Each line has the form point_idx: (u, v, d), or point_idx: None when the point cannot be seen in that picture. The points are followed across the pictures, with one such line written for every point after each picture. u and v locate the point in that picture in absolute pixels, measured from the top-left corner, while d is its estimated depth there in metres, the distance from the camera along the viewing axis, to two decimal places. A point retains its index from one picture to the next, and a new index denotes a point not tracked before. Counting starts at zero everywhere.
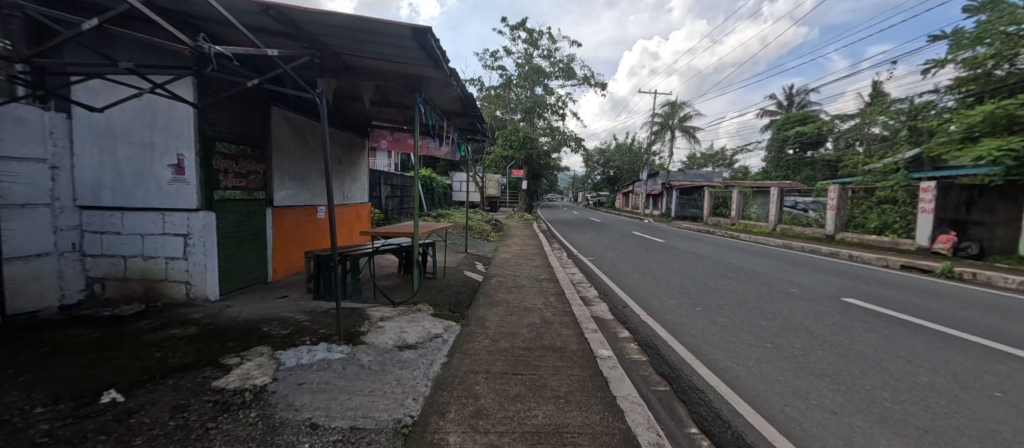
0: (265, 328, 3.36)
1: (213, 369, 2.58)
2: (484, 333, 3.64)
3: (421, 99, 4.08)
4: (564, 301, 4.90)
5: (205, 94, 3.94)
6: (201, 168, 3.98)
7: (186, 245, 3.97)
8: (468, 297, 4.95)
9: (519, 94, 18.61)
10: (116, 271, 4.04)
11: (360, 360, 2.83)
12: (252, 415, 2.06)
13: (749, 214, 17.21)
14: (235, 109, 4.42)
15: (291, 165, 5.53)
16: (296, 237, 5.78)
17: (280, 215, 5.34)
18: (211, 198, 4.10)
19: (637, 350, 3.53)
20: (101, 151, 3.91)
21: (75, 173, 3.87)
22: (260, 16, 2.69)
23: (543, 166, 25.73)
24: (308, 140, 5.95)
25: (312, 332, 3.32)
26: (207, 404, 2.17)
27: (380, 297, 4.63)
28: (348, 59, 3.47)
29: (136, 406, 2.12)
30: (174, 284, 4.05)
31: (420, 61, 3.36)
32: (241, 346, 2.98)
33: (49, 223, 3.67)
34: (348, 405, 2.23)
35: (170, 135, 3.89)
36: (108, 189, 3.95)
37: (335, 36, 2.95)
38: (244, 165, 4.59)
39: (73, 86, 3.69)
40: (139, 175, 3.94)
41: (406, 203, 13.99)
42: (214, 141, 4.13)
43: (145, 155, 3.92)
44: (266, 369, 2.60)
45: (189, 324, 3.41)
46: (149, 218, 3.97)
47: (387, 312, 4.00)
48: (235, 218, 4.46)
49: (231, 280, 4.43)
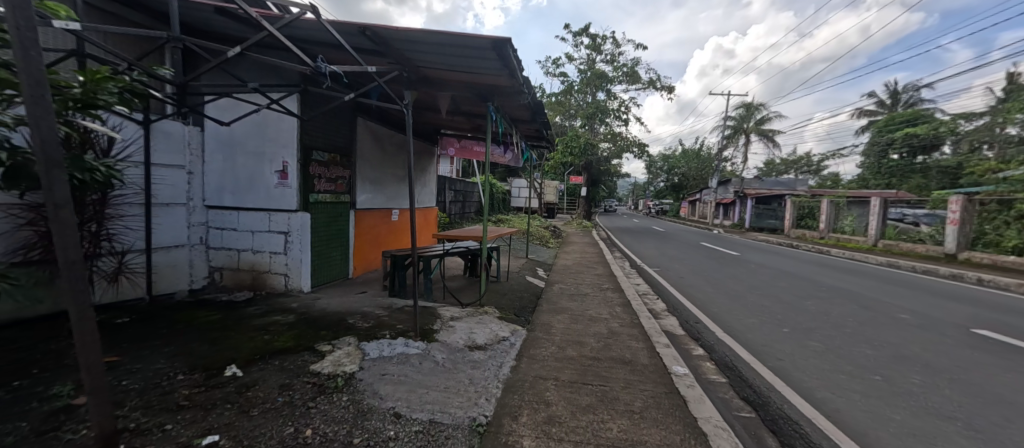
0: (350, 320, 3.67)
1: (310, 354, 2.88)
2: (550, 340, 3.64)
3: (493, 108, 4.20)
4: (633, 313, 4.70)
5: (307, 108, 4.44)
6: (301, 174, 4.47)
7: (286, 242, 4.50)
8: (531, 302, 4.98)
9: (580, 100, 18.44)
10: (231, 262, 4.67)
11: (434, 357, 2.97)
12: (344, 399, 2.29)
13: (842, 227, 15.25)
14: (329, 121, 4.93)
15: (371, 171, 6.01)
16: (374, 238, 6.25)
17: (361, 217, 5.82)
18: (308, 200, 4.58)
19: (715, 369, 3.30)
20: (223, 159, 4.56)
21: (205, 177, 4.56)
22: (358, 37, 2.98)
23: (604, 173, 25.13)
24: (385, 148, 6.41)
25: (391, 327, 3.56)
26: (307, 384, 2.43)
27: (449, 297, 4.81)
28: (428, 72, 3.67)
29: (251, 381, 2.43)
30: (275, 276, 4.59)
31: (495, 70, 3.45)
32: (330, 335, 3.28)
33: (184, 219, 4.36)
34: (426, 398, 2.36)
35: (277, 146, 4.43)
36: (227, 191, 4.59)
37: (419, 51, 3.15)
38: (334, 171, 5.09)
39: (206, 105, 4.38)
40: (251, 180, 4.52)
41: (468, 208, 14.44)
42: (311, 149, 4.63)
43: (256, 162, 4.49)
44: (353, 358, 2.84)
45: (288, 312, 3.84)
46: (258, 217, 4.54)
47: (457, 312, 4.16)
48: (325, 218, 4.95)
49: (319, 276, 4.92)
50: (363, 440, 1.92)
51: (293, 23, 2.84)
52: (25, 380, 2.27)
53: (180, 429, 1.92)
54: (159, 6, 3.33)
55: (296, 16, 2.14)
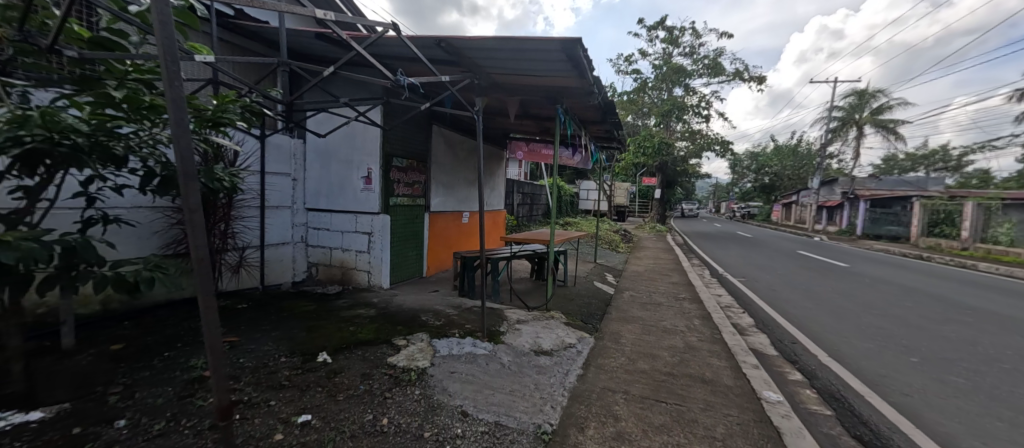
0: (423, 317, 3.88)
1: (388, 347, 3.09)
2: (619, 350, 3.47)
3: (561, 110, 4.16)
4: (714, 326, 4.30)
5: (388, 118, 4.81)
6: (383, 179, 4.86)
7: (369, 242, 4.92)
8: (600, 309, 4.81)
9: (655, 97, 17.45)
10: (324, 258, 5.23)
11: (500, 359, 3.01)
12: (417, 392, 2.41)
13: (994, 236, 12.36)
14: (407, 129, 5.28)
15: (445, 176, 6.31)
16: (446, 239, 6.56)
17: (434, 219, 6.14)
18: (388, 203, 4.96)
19: (817, 399, 2.86)
20: (319, 166, 5.13)
21: (306, 183, 5.17)
22: (434, 49, 3.14)
23: (681, 174, 23.49)
24: (457, 153, 6.70)
25: (460, 326, 3.68)
26: (385, 375, 2.61)
27: (516, 300, 4.85)
28: (497, 78, 3.75)
29: (338, 368, 2.68)
30: (360, 273, 5.04)
31: (564, 72, 3.41)
32: (405, 330, 3.49)
33: (289, 220, 5.00)
34: (492, 400, 2.39)
35: (363, 154, 4.88)
36: (322, 195, 5.15)
37: (489, 58, 3.23)
38: (411, 176, 5.45)
39: (307, 119, 4.98)
40: (342, 185, 5.02)
41: (536, 210, 14.49)
42: (391, 156, 5.01)
43: (345, 169, 4.98)
44: (425, 354, 2.99)
45: (370, 306, 4.18)
46: (346, 218, 5.03)
47: (524, 315, 4.17)
48: (403, 220, 5.31)
49: (397, 274, 5.29)
50: (432, 435, 2.00)
51: (379, 41, 3.08)
52: (173, 351, 2.77)
53: (281, 406, 2.18)
54: (272, 36, 3.86)
55: (380, 34, 2.31)
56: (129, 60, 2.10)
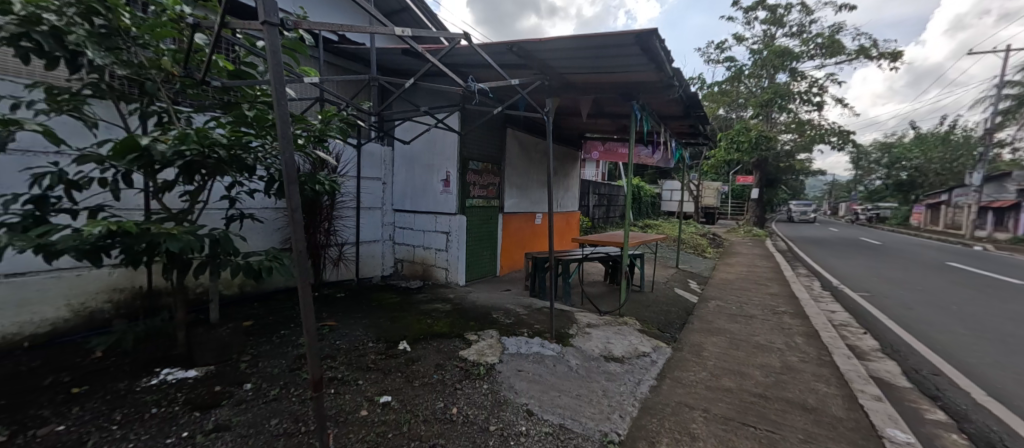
0: (494, 315, 4.00)
1: (460, 341, 3.25)
2: (700, 364, 3.19)
3: (638, 106, 3.97)
4: (821, 346, 3.71)
5: (465, 123, 5.07)
6: (460, 181, 5.15)
7: (447, 241, 5.24)
8: (679, 318, 4.47)
9: (752, 85, 15.62)
10: (408, 255, 5.68)
11: (568, 361, 2.97)
12: (485, 387, 2.50)
13: None
14: (482, 134, 5.51)
15: (518, 177, 6.43)
16: (519, 240, 6.67)
17: (508, 219, 6.29)
18: (464, 205, 5.23)
19: (963, 445, 2.31)
20: (405, 171, 5.59)
21: (394, 187, 5.68)
22: (506, 55, 3.23)
23: (785, 171, 20.67)
24: (531, 155, 6.77)
25: (529, 326, 3.72)
26: (456, 367, 2.76)
27: (587, 303, 4.73)
28: (570, 78, 3.72)
29: (415, 357, 2.90)
30: (438, 269, 5.39)
31: (640, 67, 3.24)
32: (477, 326, 3.64)
33: (379, 220, 5.54)
34: (558, 402, 2.38)
35: (442, 158, 5.21)
36: (407, 197, 5.60)
37: (561, 58, 3.21)
38: (486, 178, 5.66)
39: (395, 128, 5.46)
40: (424, 188, 5.41)
41: (612, 212, 13.97)
42: (467, 160, 5.27)
43: (427, 173, 5.36)
44: (494, 350, 3.09)
45: (446, 302, 4.44)
46: (427, 219, 5.41)
47: (595, 319, 4.06)
48: (478, 220, 5.55)
49: (472, 272, 5.55)
50: (497, 429, 2.06)
51: (455, 51, 3.26)
52: (287, 330, 3.26)
53: (367, 386, 2.44)
54: (366, 55, 4.32)
55: (454, 44, 2.44)
56: (258, 86, 2.54)
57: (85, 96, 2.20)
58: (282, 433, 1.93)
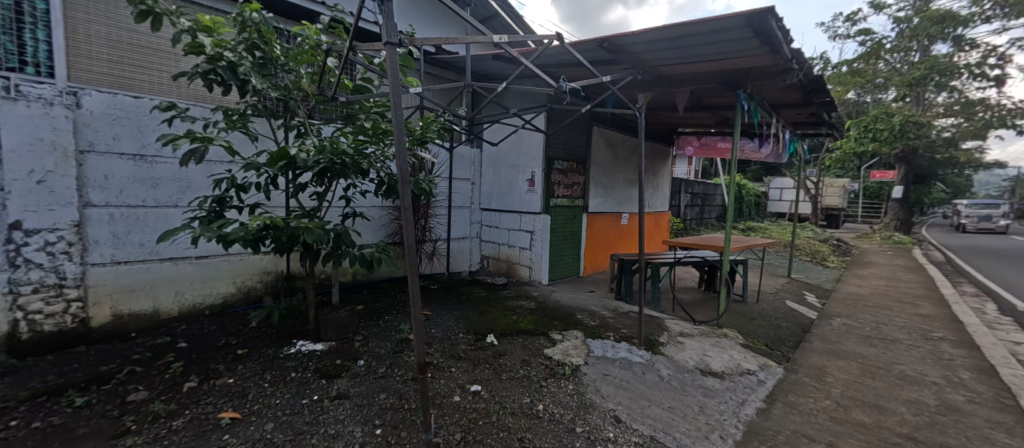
0: (579, 316, 3.95)
1: (545, 339, 3.29)
2: (821, 390, 2.76)
3: (746, 96, 3.56)
4: (999, 386, 2.93)
5: (551, 123, 5.10)
6: (545, 181, 5.20)
7: (531, 239, 5.34)
8: (792, 335, 3.91)
9: (895, 61, 12.89)
10: (493, 252, 5.90)
11: (659, 371, 2.80)
12: (570, 387, 2.49)
13: None
14: (567, 133, 5.48)
15: (604, 176, 6.25)
16: (603, 240, 6.48)
17: (592, 219, 6.15)
18: (548, 204, 5.27)
19: None
20: (492, 171, 5.81)
21: (481, 187, 5.94)
22: (596, 51, 3.17)
23: (942, 163, 16.69)
24: (618, 152, 6.53)
25: (615, 330, 3.59)
26: (542, 365, 2.79)
27: (679, 311, 4.40)
28: (664, 70, 3.49)
29: (502, 351, 3.01)
30: (522, 267, 5.51)
31: (750, 51, 2.91)
32: (561, 326, 3.64)
33: (468, 218, 5.85)
34: (648, 412, 2.27)
35: (528, 158, 5.31)
36: (493, 197, 5.82)
37: (656, 49, 3.04)
38: (571, 178, 5.62)
39: (484, 131, 5.71)
40: (510, 187, 5.58)
41: (707, 213, 12.76)
42: (553, 159, 5.29)
43: (513, 173, 5.51)
44: (580, 352, 3.05)
45: (530, 300, 4.52)
46: (512, 218, 5.56)
47: (689, 328, 3.76)
48: (562, 220, 5.54)
49: (555, 271, 5.57)
50: (584, 432, 2.04)
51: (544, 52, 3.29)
52: (391, 316, 3.64)
53: (459, 374, 2.61)
54: (460, 63, 4.59)
55: (545, 46, 2.47)
56: (373, 98, 2.88)
57: (248, 115, 2.72)
58: (389, 407, 2.17)
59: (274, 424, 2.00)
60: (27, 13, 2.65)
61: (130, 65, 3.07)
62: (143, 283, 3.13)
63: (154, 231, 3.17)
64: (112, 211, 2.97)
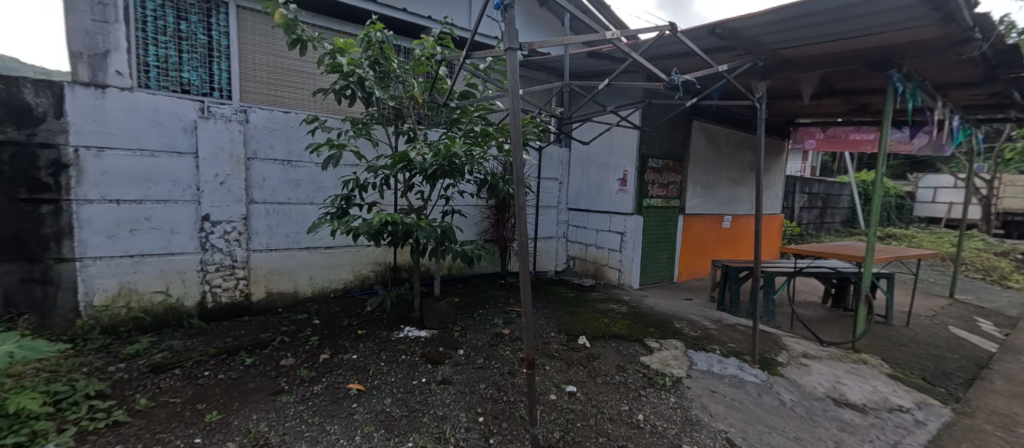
0: (677, 325, 3.69)
1: (641, 346, 3.13)
2: (1012, 443, 2.18)
3: (900, 77, 2.96)
4: None
5: (647, 120, 4.84)
6: (638, 180, 4.97)
7: (622, 241, 5.15)
8: (961, 369, 3.15)
9: None
10: (580, 253, 5.80)
11: (780, 395, 2.48)
12: (673, 400, 2.34)
13: None
14: (664, 129, 5.15)
15: (703, 175, 5.75)
16: (702, 245, 5.96)
17: (690, 222, 5.70)
18: (641, 205, 5.03)
19: None
20: (581, 170, 5.71)
21: (569, 186, 5.88)
22: (708, 38, 2.91)
23: None
24: (721, 148, 5.95)
25: (721, 343, 3.28)
26: (639, 373, 2.67)
27: (800, 328, 3.85)
28: (789, 53, 3.08)
29: (595, 354, 2.95)
30: (611, 270, 5.35)
31: (912, 23, 2.41)
32: (658, 334, 3.44)
33: (555, 218, 5.83)
34: (769, 439, 2.02)
35: (621, 157, 5.11)
36: (582, 197, 5.72)
37: (782, 31, 2.68)
38: (667, 176, 5.28)
39: (574, 130, 5.65)
40: (599, 187, 5.43)
41: (829, 216, 10.94)
42: (647, 158, 5.03)
43: (603, 173, 5.36)
44: (681, 363, 2.85)
45: (622, 304, 4.35)
46: (602, 218, 5.41)
47: (813, 350, 3.27)
48: (656, 222, 5.24)
49: (647, 275, 5.28)
50: None
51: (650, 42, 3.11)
52: (485, 310, 3.81)
53: (554, 372, 2.62)
54: (553, 63, 4.61)
55: (653, 37, 2.34)
56: (476, 103, 3.03)
57: (371, 123, 3.07)
58: (489, 397, 2.27)
59: (391, 399, 2.22)
60: (216, 49, 3.35)
61: (282, 85, 3.68)
62: (287, 268, 3.73)
63: (296, 224, 3.75)
64: (268, 207, 3.58)
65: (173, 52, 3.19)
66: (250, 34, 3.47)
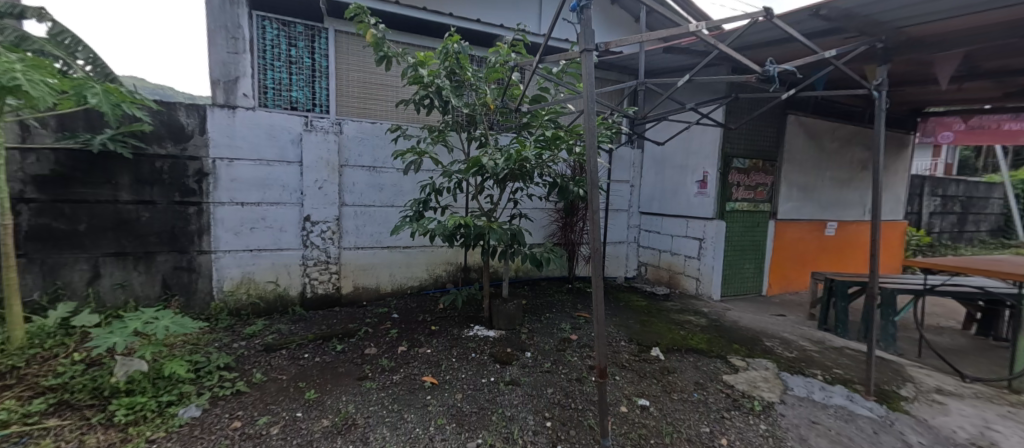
0: (767, 343, 3.31)
1: (724, 364, 2.87)
2: None
3: None
4: None
5: (732, 116, 4.44)
6: (721, 182, 4.57)
7: (701, 248, 4.78)
8: None
9: None
10: (653, 259, 5.49)
11: (903, 435, 2.09)
12: (762, 427, 2.10)
13: None
14: (752, 125, 4.68)
15: (800, 175, 5.11)
16: (798, 255, 5.29)
17: (783, 228, 5.08)
18: (724, 209, 4.62)
19: None
20: (655, 172, 5.41)
21: (642, 189, 5.60)
22: (811, 20, 2.58)
23: None
24: (823, 145, 5.23)
25: (823, 368, 2.87)
26: (722, 393, 2.44)
27: (931, 358, 3.22)
28: (918, 31, 2.60)
29: (671, 367, 2.77)
30: (688, 279, 4.99)
31: None
32: (744, 351, 3.12)
33: (626, 222, 5.60)
34: None
35: (701, 157, 4.75)
36: (655, 200, 5.41)
37: (910, 5, 2.27)
38: (755, 178, 4.79)
39: (648, 130, 5.37)
40: (675, 190, 5.09)
41: (971, 225, 9.00)
42: (732, 158, 4.61)
43: (680, 174, 5.02)
44: (773, 386, 2.55)
45: (700, 315, 4.03)
46: (678, 223, 5.07)
47: (951, 386, 2.70)
48: (741, 228, 4.77)
49: (729, 286, 4.83)
50: None
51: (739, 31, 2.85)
52: (552, 314, 3.79)
53: (625, 383, 2.51)
54: (626, 62, 4.46)
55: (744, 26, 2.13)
56: (547, 106, 3.03)
57: (446, 130, 3.23)
58: (557, 403, 2.25)
59: (462, 395, 2.31)
60: (317, 70, 3.81)
61: (371, 98, 4.05)
62: (371, 265, 4.08)
63: (380, 225, 4.09)
64: (356, 209, 3.96)
65: (285, 74, 3.71)
66: (345, 54, 3.88)
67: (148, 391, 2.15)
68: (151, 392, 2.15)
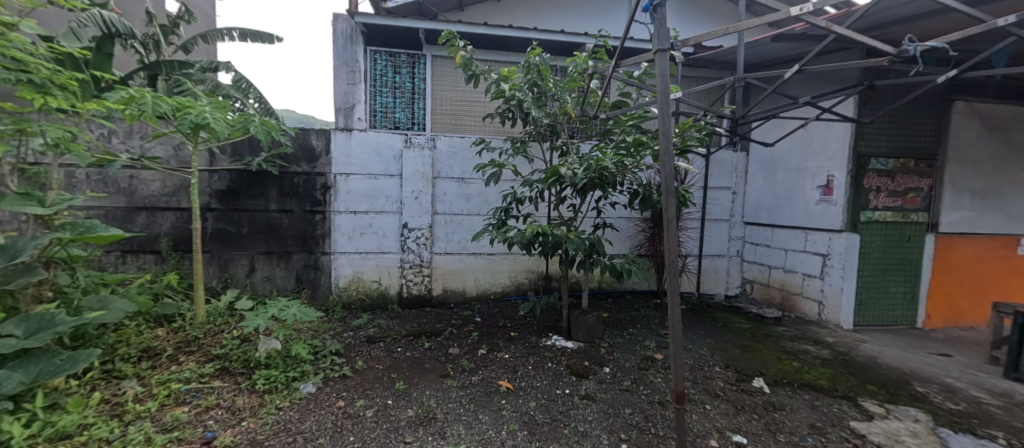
0: (919, 388, 2.65)
1: (852, 407, 2.37)
2: None
3: None
4: None
5: (868, 108, 3.70)
6: (852, 187, 3.82)
7: (825, 265, 4.04)
8: None
9: None
10: (761, 276, 4.81)
11: None
12: None
13: None
14: (897, 118, 3.84)
15: (974, 177, 4.01)
16: (971, 279, 4.13)
17: (948, 244, 4.02)
18: (857, 219, 3.85)
19: None
20: (763, 177, 4.76)
21: (747, 196, 4.97)
22: None
23: None
24: (1010, 137, 4.04)
25: (1008, 429, 2.18)
26: (846, 443, 2.02)
27: None
28: None
29: (778, 403, 2.38)
30: (808, 301, 4.25)
31: None
32: (882, 395, 2.53)
33: (727, 233, 5.01)
34: None
35: (824, 158, 4.04)
36: (764, 209, 4.76)
37: None
38: (901, 181, 3.91)
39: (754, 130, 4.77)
40: (790, 197, 4.41)
41: None
42: (868, 158, 3.83)
43: (796, 179, 4.33)
44: (924, 444, 2.02)
45: (822, 346, 3.40)
46: (793, 235, 4.37)
47: None
48: (883, 242, 3.92)
49: (865, 313, 3.98)
50: None
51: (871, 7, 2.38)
52: (636, 329, 3.57)
53: (717, 414, 2.24)
54: (725, 57, 4.06)
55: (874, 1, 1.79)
56: (630, 112, 2.92)
57: (528, 141, 3.31)
58: (635, 425, 2.11)
59: (536, 403, 2.31)
60: (417, 92, 4.26)
61: (461, 115, 4.37)
62: (459, 269, 4.35)
63: (467, 232, 4.35)
64: (447, 217, 4.28)
65: (390, 98, 4.22)
66: (440, 76, 4.27)
67: (280, 366, 2.61)
68: (282, 367, 2.60)
